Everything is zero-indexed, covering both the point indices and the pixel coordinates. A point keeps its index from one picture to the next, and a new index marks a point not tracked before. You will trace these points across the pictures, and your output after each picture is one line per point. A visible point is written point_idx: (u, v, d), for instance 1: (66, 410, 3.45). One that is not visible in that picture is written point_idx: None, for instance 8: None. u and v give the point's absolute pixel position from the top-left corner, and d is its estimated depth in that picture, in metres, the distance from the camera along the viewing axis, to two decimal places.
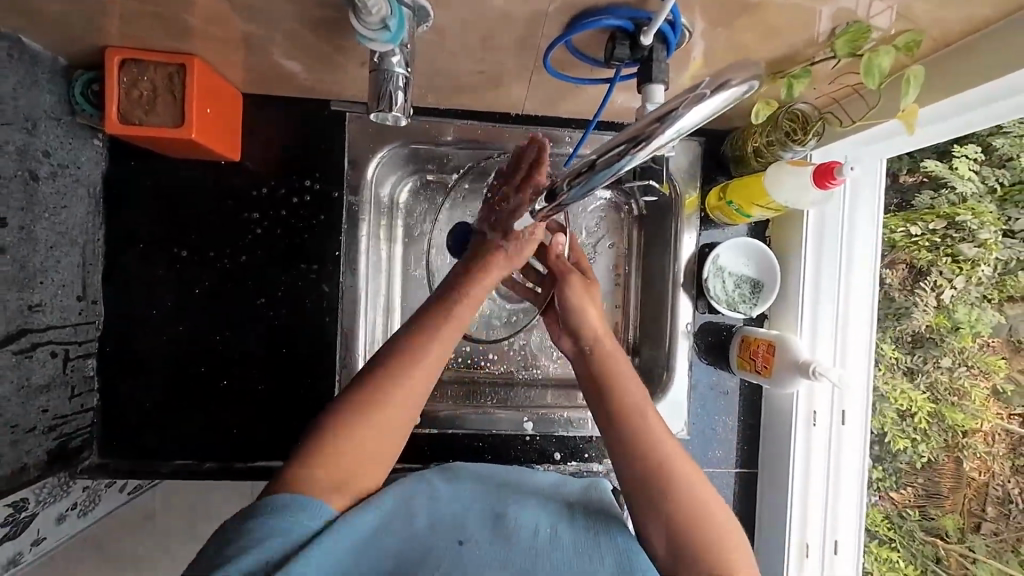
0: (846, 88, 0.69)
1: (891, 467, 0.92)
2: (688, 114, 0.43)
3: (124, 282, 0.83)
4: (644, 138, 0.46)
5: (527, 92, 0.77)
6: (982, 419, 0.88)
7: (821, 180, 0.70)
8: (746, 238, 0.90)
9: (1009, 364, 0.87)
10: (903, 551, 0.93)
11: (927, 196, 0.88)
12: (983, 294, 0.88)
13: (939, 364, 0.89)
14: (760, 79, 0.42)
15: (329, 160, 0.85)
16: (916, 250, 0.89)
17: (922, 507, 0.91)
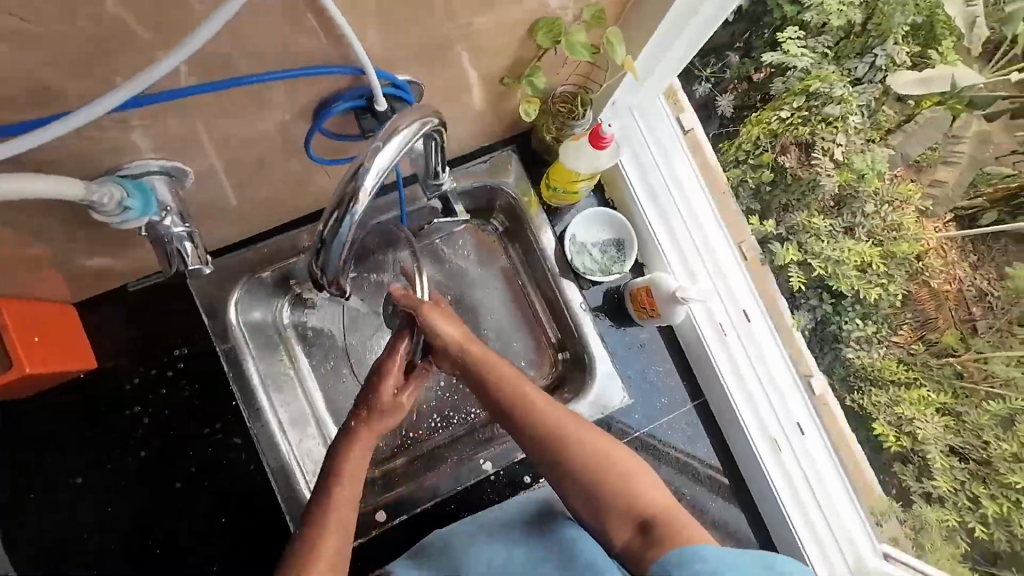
0: (583, 65, 0.77)
1: (879, 318, 0.88)
2: (372, 163, 0.50)
3: (33, 533, 0.79)
4: (351, 193, 0.51)
5: (331, 181, 0.81)
6: (926, 239, 0.85)
7: (595, 141, 0.76)
8: (590, 208, 0.97)
9: (920, 185, 0.85)
10: (928, 382, 0.86)
11: (779, 82, 0.86)
12: (866, 138, 0.86)
13: (867, 212, 0.87)
14: (426, 119, 0.52)
15: (186, 322, 0.85)
16: (793, 129, 0.88)
17: (923, 337, 0.85)
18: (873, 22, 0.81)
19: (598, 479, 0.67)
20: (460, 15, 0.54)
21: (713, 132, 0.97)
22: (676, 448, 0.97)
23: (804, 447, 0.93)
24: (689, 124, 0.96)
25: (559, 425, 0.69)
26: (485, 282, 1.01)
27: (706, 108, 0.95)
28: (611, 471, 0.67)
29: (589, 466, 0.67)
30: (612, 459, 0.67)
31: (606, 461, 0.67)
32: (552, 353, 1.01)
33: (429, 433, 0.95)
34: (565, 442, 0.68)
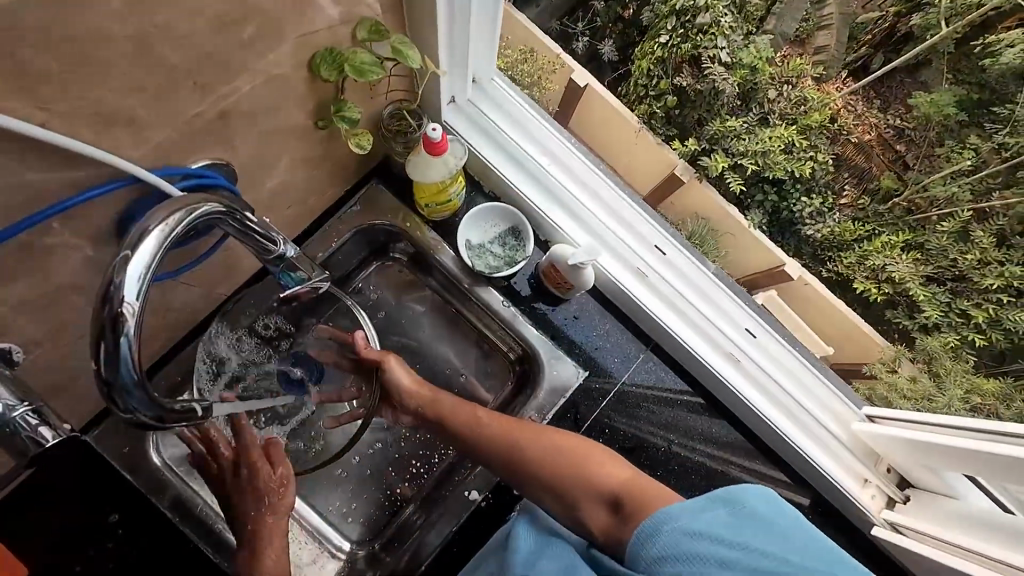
0: (394, 79, 0.75)
1: (821, 184, 0.87)
2: (129, 273, 0.38)
3: None
4: (112, 325, 0.38)
5: (196, 286, 0.76)
6: (829, 104, 0.83)
7: (430, 148, 0.73)
8: (474, 207, 0.94)
9: (807, 57, 0.83)
10: (884, 228, 0.84)
11: (647, 12, 0.87)
12: (744, 32, 0.84)
13: (770, 98, 0.87)
14: (187, 200, 0.42)
15: (108, 486, 0.79)
16: (677, 47, 0.86)
17: (866, 190, 0.85)
18: None
19: (557, 472, 0.69)
20: (214, 87, 0.52)
21: (609, 78, 0.94)
22: (649, 394, 0.97)
23: (762, 347, 0.94)
24: (585, 79, 0.91)
25: (509, 434, 0.74)
26: (417, 315, 0.99)
27: (595, 60, 0.93)
28: (568, 464, 0.69)
29: (545, 460, 0.70)
30: (563, 452, 0.70)
31: (562, 455, 0.70)
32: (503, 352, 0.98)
33: (420, 475, 0.94)
34: (517, 447, 0.72)
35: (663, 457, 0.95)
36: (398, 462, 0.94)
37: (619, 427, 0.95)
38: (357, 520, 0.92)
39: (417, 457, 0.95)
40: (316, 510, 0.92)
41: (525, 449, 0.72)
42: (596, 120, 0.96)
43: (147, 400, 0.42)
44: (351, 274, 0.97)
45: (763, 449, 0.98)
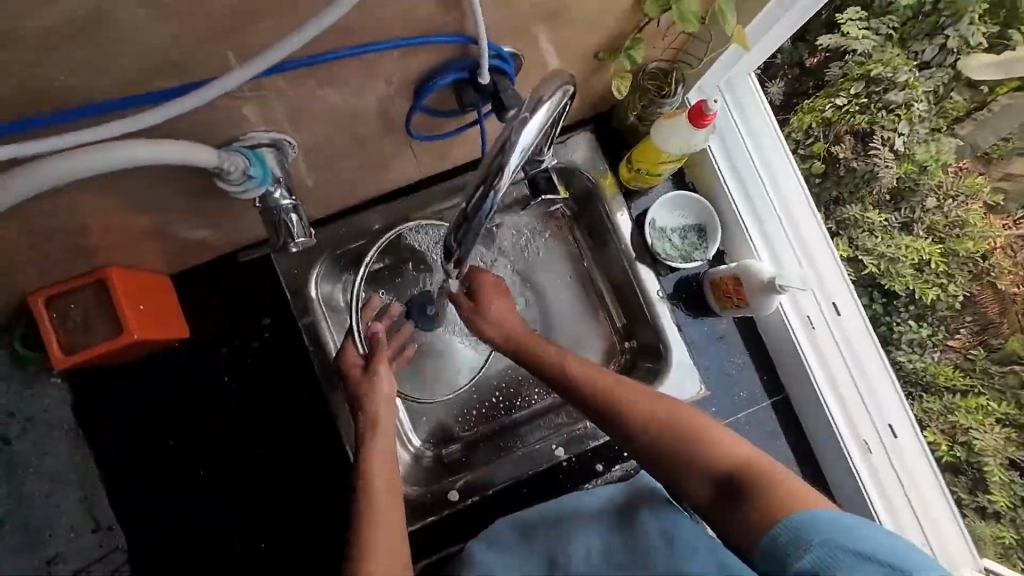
0: (681, 36, 0.71)
1: (934, 319, 0.88)
2: (524, 135, 0.43)
3: (126, 498, 0.82)
4: (496, 174, 0.44)
5: (415, 159, 0.81)
6: (992, 237, 0.85)
7: (696, 119, 0.71)
8: (671, 191, 0.93)
9: (988, 178, 0.86)
10: (988, 390, 0.85)
11: (836, 69, 0.88)
12: (931, 127, 0.88)
13: (926, 206, 0.88)
14: (571, 83, 0.45)
15: (270, 296, 0.88)
16: (852, 117, 0.89)
17: (982, 342, 0.86)
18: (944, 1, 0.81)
19: (668, 446, 0.64)
20: None
21: None
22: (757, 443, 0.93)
23: (898, 450, 0.88)
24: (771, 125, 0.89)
25: (620, 397, 0.68)
26: (555, 268, 0.99)
27: None
28: (681, 439, 0.64)
29: (655, 432, 0.65)
30: (679, 423, 0.65)
31: (679, 426, 0.64)
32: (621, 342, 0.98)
33: (496, 413, 0.95)
34: (629, 412, 0.67)
35: None
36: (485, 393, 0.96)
37: None
38: (431, 429, 0.94)
39: (501, 393, 0.96)
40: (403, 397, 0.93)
41: (633, 410, 0.67)
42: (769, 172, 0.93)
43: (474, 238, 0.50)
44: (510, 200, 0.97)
45: None
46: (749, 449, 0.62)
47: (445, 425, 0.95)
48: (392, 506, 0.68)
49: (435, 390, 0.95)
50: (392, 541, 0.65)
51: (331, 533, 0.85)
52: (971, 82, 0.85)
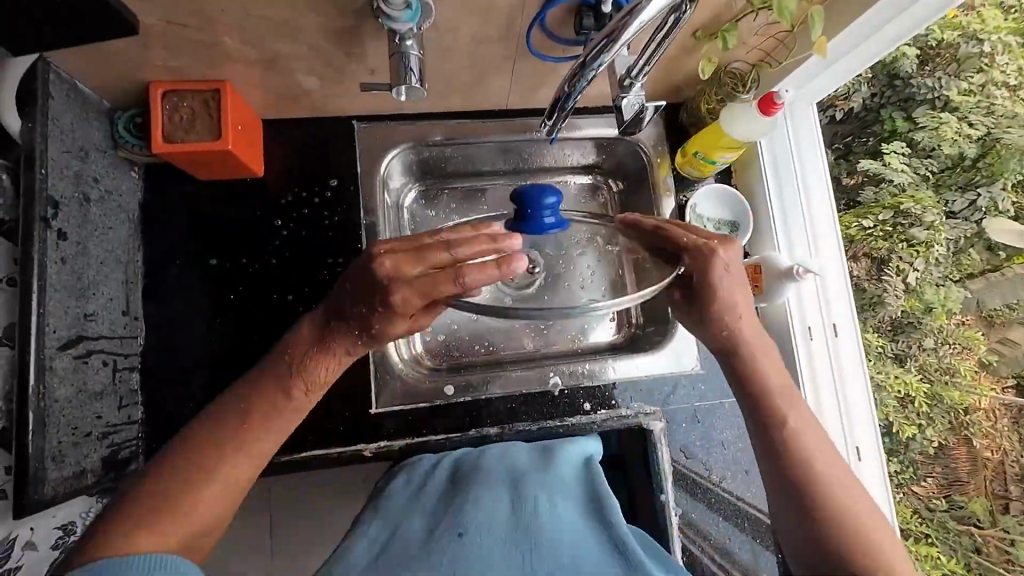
0: (770, 39, 0.83)
1: (906, 457, 1.16)
2: (650, 5, 0.53)
3: (159, 299, 0.89)
4: (612, 39, 0.56)
5: (510, 84, 0.91)
6: (981, 395, 1.19)
7: (765, 106, 0.82)
8: (718, 185, 1.02)
9: (984, 338, 1.21)
10: (942, 544, 1.16)
11: (871, 198, 1.22)
12: (945, 273, 1.21)
13: (922, 344, 1.17)
14: None
15: (342, 165, 0.97)
16: (872, 240, 1.19)
17: (947, 494, 1.18)
18: (987, 162, 1.28)
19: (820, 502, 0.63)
20: None
21: None
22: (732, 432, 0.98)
23: (859, 473, 0.94)
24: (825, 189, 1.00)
25: (799, 439, 0.67)
26: None
27: None
28: (836, 504, 0.63)
29: (821, 490, 0.64)
30: (830, 493, 0.64)
31: (832, 491, 0.64)
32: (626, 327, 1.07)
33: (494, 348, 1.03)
34: (805, 462, 0.65)
35: (708, 485, 0.96)
36: (491, 329, 1.03)
37: (690, 434, 0.98)
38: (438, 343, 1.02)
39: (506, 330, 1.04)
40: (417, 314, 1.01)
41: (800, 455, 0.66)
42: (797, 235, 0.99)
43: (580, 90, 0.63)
44: (562, 170, 1.11)
45: None
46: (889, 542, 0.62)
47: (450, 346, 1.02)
48: (287, 426, 0.63)
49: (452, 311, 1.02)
50: (246, 474, 0.60)
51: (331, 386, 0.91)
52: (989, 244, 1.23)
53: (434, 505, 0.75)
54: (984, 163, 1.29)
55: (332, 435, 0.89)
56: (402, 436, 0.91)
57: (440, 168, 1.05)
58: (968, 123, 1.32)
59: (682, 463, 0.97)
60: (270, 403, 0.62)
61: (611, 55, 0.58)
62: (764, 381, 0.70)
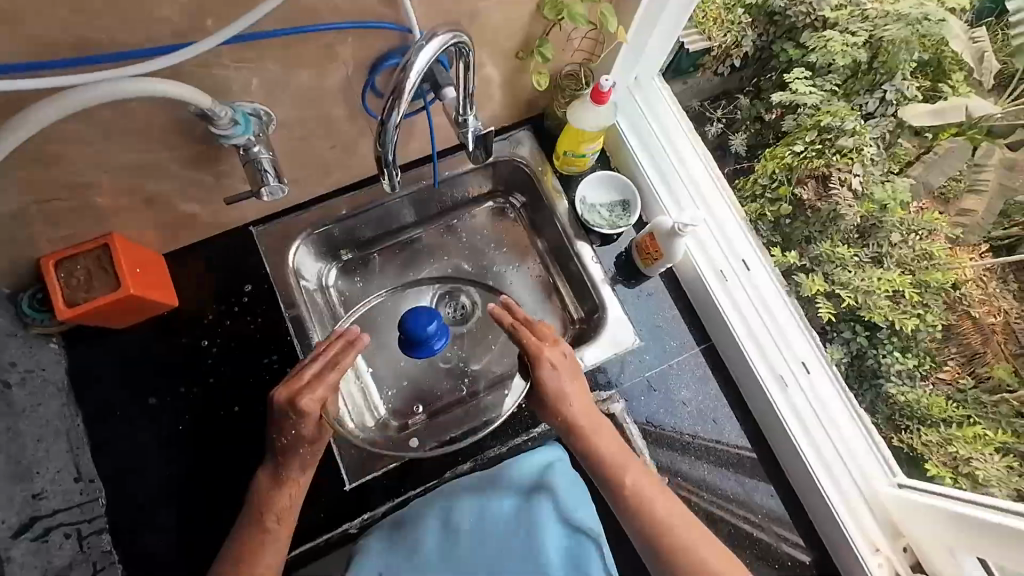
0: (586, 40, 0.92)
1: (920, 350, 0.94)
2: (419, 56, 0.59)
3: (111, 454, 0.90)
4: (397, 92, 0.61)
5: (378, 148, 0.97)
6: (960, 269, 0.92)
7: (597, 96, 0.90)
8: (599, 172, 1.10)
9: (947, 215, 0.94)
10: (984, 421, 0.87)
11: (791, 120, 1.03)
12: (884, 170, 0.98)
13: (893, 241, 0.97)
14: (461, 31, 0.62)
15: (252, 270, 1.01)
16: (810, 162, 1.01)
17: (972, 372, 0.89)
18: (879, 60, 0.97)
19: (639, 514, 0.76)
20: None
21: (730, 166, 1.09)
22: (688, 389, 1.02)
23: (811, 385, 0.99)
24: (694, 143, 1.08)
25: (648, 501, 0.76)
26: (505, 259, 1.16)
27: (722, 147, 1.10)
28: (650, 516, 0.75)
29: (669, 539, 0.74)
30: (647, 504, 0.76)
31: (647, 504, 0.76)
32: (570, 322, 1.11)
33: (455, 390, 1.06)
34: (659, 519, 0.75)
35: (684, 445, 1.00)
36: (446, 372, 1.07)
37: (651, 403, 1.01)
38: (398, 401, 1.05)
39: (458, 365, 1.08)
40: (371, 378, 1.06)
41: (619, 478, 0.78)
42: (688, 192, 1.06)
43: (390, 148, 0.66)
44: (464, 204, 1.17)
45: (780, 482, 1.00)
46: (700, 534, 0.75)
47: (410, 399, 1.05)
48: (275, 553, 0.76)
49: (403, 367, 1.07)
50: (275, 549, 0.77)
51: None
52: (914, 130, 0.97)
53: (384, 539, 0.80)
54: (879, 62, 0.98)
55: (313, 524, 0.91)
56: (383, 501, 0.93)
57: (348, 242, 1.10)
58: (850, 32, 0.99)
59: (654, 432, 1.00)
60: (255, 542, 0.76)
61: (402, 107, 0.62)
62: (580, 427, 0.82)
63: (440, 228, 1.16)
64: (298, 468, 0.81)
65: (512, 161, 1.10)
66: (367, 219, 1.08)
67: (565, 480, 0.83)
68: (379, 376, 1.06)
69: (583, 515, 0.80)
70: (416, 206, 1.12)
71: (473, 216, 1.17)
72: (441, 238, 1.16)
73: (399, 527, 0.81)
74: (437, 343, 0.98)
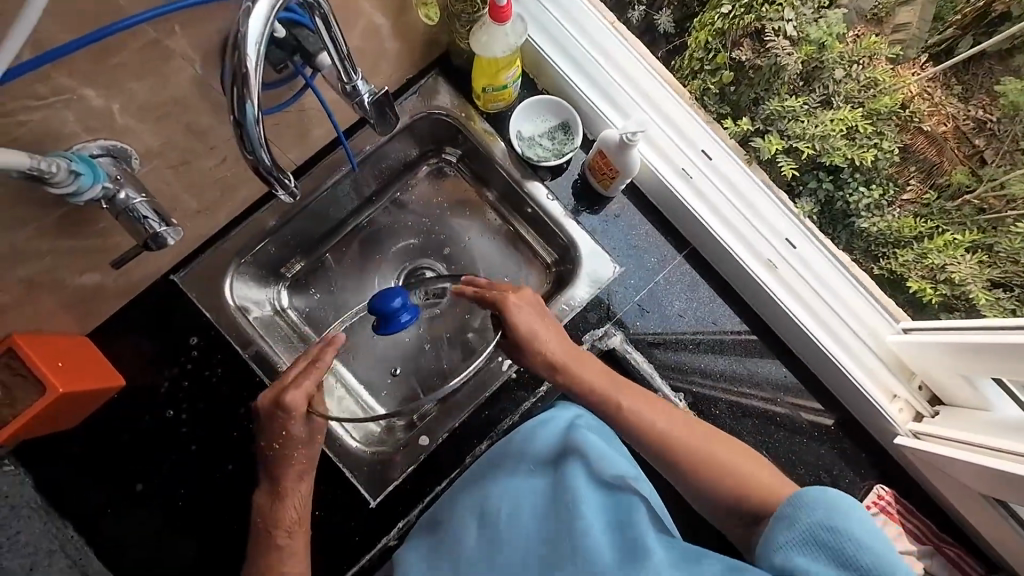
0: None
1: (881, 178, 0.88)
2: (252, 23, 0.45)
3: (121, 551, 0.85)
4: (243, 79, 0.47)
5: (276, 145, 0.84)
6: (905, 87, 0.85)
7: (496, 14, 0.78)
8: (527, 99, 0.98)
9: (883, 36, 0.86)
10: (953, 228, 0.84)
11: None
12: (817, 7, 0.89)
13: (837, 79, 0.89)
14: None
15: (192, 321, 0.91)
16: (741, 21, 0.91)
17: (933, 183, 0.85)
18: None
19: (666, 448, 0.74)
20: None
21: (664, 50, 0.99)
22: (680, 300, 0.99)
23: (800, 259, 0.95)
24: (619, 33, 0.96)
25: (668, 432, 0.75)
26: (460, 223, 1.06)
27: (650, 30, 0.99)
28: (679, 447, 0.74)
29: (706, 469, 0.72)
30: (673, 438, 0.74)
31: (672, 439, 0.74)
32: (545, 266, 1.04)
33: (450, 371, 1.01)
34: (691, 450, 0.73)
35: (690, 355, 0.97)
36: (432, 357, 1.01)
37: (648, 325, 0.97)
38: (396, 402, 0.99)
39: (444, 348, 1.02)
40: (361, 390, 0.99)
41: (639, 421, 0.75)
42: (626, 92, 0.96)
43: (265, 152, 0.51)
44: (397, 179, 1.05)
45: (790, 360, 0.99)
46: (730, 452, 0.73)
47: (407, 397, 1.00)
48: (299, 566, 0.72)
49: (391, 367, 1.01)
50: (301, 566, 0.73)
51: (322, 511, 0.89)
52: None
53: (424, 548, 0.77)
54: None
55: (350, 548, 0.89)
56: (413, 506, 0.90)
57: (286, 257, 1.00)
58: None
59: (659, 352, 0.97)
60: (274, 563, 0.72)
61: (258, 96, 0.48)
62: (584, 383, 0.79)
63: (381, 211, 1.06)
64: (295, 479, 0.75)
65: (432, 115, 0.98)
66: (296, 226, 0.96)
67: (597, 439, 0.79)
68: (369, 384, 1.00)
69: (618, 466, 0.76)
70: (346, 197, 1.00)
71: (411, 187, 1.06)
72: (386, 223, 1.06)
73: (437, 531, 0.78)
74: (405, 318, 0.84)
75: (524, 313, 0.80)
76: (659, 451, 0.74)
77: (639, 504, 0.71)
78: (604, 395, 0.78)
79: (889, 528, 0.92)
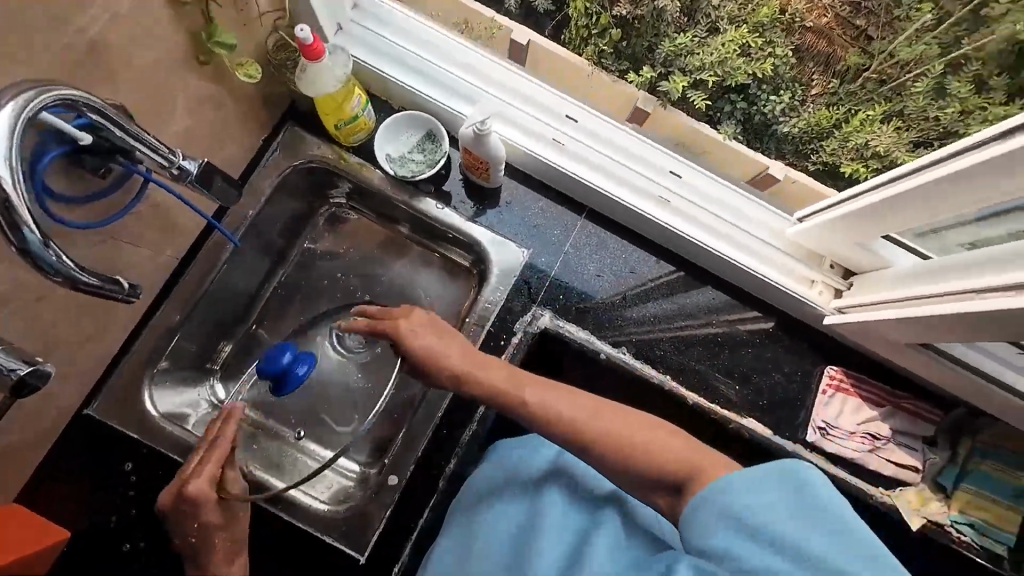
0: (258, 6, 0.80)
1: (788, 83, 0.91)
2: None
3: None
4: (10, 210, 0.49)
5: (145, 247, 0.82)
6: None
7: (310, 51, 0.78)
8: (386, 121, 0.98)
9: None
10: (863, 105, 0.87)
11: None
12: None
13: (716, 6, 0.91)
14: (29, 92, 0.50)
15: (121, 446, 0.87)
16: None
17: (834, 73, 0.89)
18: None
19: (610, 450, 0.68)
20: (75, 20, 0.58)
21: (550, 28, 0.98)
22: (595, 261, 1.01)
23: (688, 187, 0.98)
24: (454, 32, 0.98)
25: (616, 430, 0.68)
26: (369, 259, 1.06)
27: (531, 13, 0.98)
28: (624, 446, 0.67)
29: (655, 465, 0.65)
30: (615, 436, 0.68)
31: (616, 437, 0.68)
32: (461, 271, 1.04)
33: (405, 403, 0.99)
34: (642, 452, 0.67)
35: (620, 310, 0.99)
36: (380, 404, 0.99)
37: (572, 295, 0.99)
38: (360, 453, 0.97)
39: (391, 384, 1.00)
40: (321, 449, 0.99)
41: (577, 423, 0.70)
42: (480, 86, 0.98)
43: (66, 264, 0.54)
44: (293, 239, 1.04)
45: (714, 282, 1.03)
46: (684, 442, 0.66)
47: (369, 444, 0.98)
48: None
49: (343, 419, 1.01)
50: None
51: None
52: None
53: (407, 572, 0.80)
54: None
55: None
56: (403, 545, 0.89)
57: (204, 351, 0.97)
58: None
59: (590, 318, 0.99)
60: None
61: (33, 220, 0.50)
62: (517, 396, 0.74)
63: (286, 274, 1.05)
64: (224, 561, 0.78)
65: (300, 166, 0.97)
66: (201, 317, 0.94)
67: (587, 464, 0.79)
68: (327, 442, 0.99)
69: (604, 482, 0.77)
70: (245, 269, 0.99)
71: (311, 240, 1.05)
72: (295, 283, 1.05)
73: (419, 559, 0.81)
74: (301, 370, 0.91)
75: (413, 330, 0.80)
76: (604, 452, 0.68)
77: (619, 530, 0.72)
78: (536, 403, 0.72)
79: (848, 403, 0.97)
